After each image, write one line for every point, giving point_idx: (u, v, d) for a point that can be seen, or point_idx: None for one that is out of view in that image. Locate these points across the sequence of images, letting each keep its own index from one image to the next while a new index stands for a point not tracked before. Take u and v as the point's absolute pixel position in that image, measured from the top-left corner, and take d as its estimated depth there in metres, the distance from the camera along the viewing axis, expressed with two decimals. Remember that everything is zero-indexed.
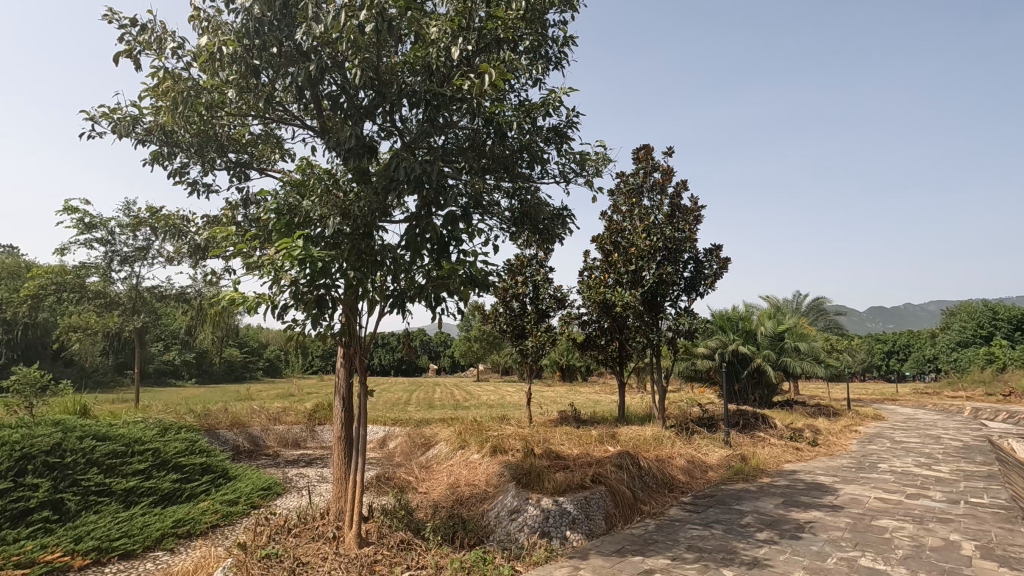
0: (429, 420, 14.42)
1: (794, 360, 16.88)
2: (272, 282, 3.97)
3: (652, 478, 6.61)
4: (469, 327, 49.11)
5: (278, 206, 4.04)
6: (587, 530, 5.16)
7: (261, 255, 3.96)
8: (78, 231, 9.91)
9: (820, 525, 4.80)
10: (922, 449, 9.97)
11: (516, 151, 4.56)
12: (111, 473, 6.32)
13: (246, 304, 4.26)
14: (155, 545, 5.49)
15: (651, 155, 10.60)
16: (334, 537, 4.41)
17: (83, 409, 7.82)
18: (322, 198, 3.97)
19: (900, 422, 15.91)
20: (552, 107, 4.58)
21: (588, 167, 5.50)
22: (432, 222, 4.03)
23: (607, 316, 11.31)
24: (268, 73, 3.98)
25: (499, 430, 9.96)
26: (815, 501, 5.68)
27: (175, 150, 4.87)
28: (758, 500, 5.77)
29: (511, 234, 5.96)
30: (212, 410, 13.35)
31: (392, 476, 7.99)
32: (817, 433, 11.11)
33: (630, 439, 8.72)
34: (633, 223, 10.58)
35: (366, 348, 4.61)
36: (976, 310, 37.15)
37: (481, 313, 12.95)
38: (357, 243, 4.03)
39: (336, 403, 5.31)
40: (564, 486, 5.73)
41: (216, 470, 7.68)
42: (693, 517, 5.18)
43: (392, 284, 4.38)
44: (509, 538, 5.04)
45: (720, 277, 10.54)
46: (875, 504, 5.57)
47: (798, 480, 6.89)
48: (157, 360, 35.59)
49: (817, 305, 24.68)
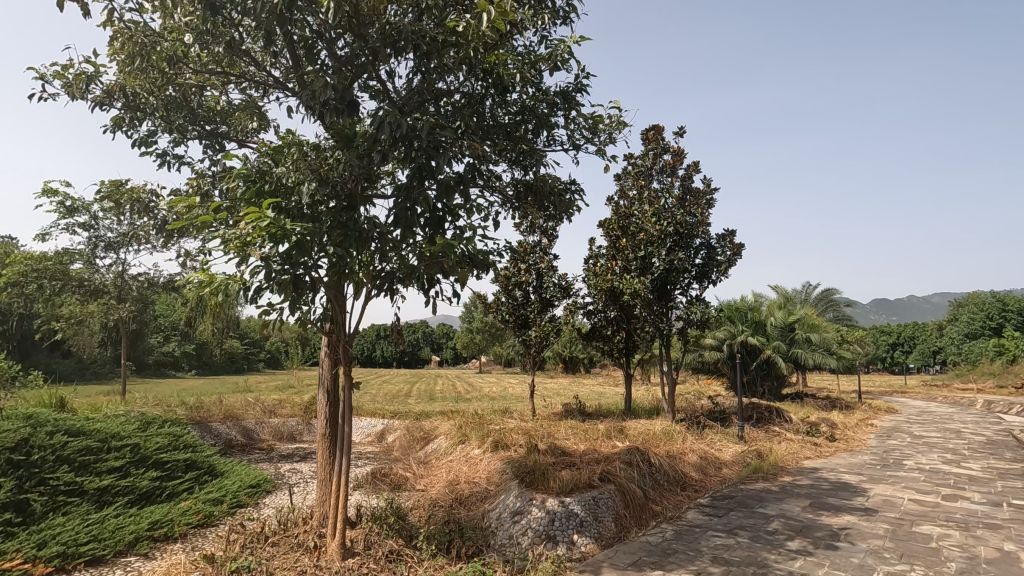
0: (429, 412, 14.08)
1: (805, 352, 16.34)
2: (240, 261, 3.49)
3: (662, 475, 6.18)
4: (471, 318, 48.72)
5: (248, 173, 3.54)
6: (596, 534, 4.73)
7: (226, 229, 3.45)
8: (59, 215, 9.42)
9: (857, 532, 4.32)
10: (946, 445, 9.48)
11: (518, 117, 4.05)
12: (84, 471, 5.88)
13: (217, 287, 3.80)
14: (128, 550, 5.08)
15: (661, 136, 10.05)
16: (315, 546, 3.95)
17: (61, 402, 7.39)
18: (297, 161, 3.46)
19: (916, 415, 15.38)
20: (561, 65, 4.05)
21: (599, 133, 4.94)
22: (424, 192, 3.52)
23: (615, 305, 10.86)
24: (231, 11, 3.44)
25: (500, 424, 9.52)
26: (845, 504, 5.20)
27: (139, 114, 4.37)
28: (783, 502, 5.29)
29: (515, 211, 5.45)
30: (205, 402, 12.95)
31: (389, 472, 7.57)
32: (834, 428, 10.59)
33: (639, 434, 8.24)
34: (643, 207, 10.06)
35: (351, 337, 4.11)
36: (986, 302, 36.50)
37: (482, 302, 12.45)
38: (340, 216, 3.55)
39: (320, 397, 4.83)
40: (570, 486, 5.25)
41: (202, 466, 7.26)
42: (713, 522, 4.71)
43: (381, 265, 3.90)
44: (510, 543, 4.63)
45: (733, 264, 10.01)
46: (912, 507, 5.10)
47: (822, 479, 6.40)
48: (158, 352, 35.34)
49: (827, 296, 24.13)
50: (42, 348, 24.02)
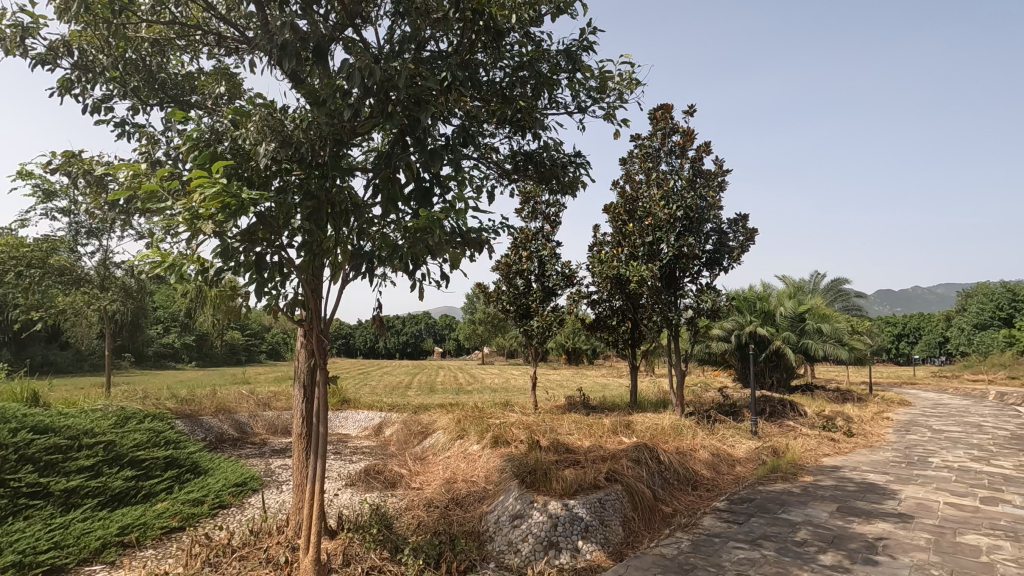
0: (428, 404, 13.70)
1: (815, 343, 15.88)
2: (193, 238, 3.02)
3: (672, 474, 5.76)
4: (473, 309, 48.31)
5: (200, 135, 3.07)
6: (602, 540, 4.32)
7: (173, 201, 2.96)
8: (37, 200, 8.95)
9: (896, 543, 3.87)
10: (969, 440, 9.00)
11: (515, 74, 3.58)
12: (50, 471, 5.46)
13: (173, 269, 3.33)
14: (94, 557, 4.64)
15: (670, 115, 9.52)
16: (286, 562, 3.56)
17: (34, 397, 6.98)
18: (257, 119, 2.99)
19: (930, 408, 14.90)
20: (565, 10, 3.58)
21: (609, 93, 4.42)
22: (406, 157, 3.03)
23: (621, 294, 10.40)
24: None
25: (501, 418, 9.06)
26: (876, 509, 4.74)
27: (89, 77, 3.88)
28: (808, 506, 4.83)
29: (514, 186, 4.99)
30: (197, 394, 12.55)
31: (383, 469, 7.14)
32: (849, 422, 10.12)
33: (646, 429, 7.79)
34: (651, 190, 9.59)
35: (327, 326, 3.67)
36: (995, 290, 35.90)
37: (483, 291, 11.97)
38: (311, 183, 3.06)
39: (296, 394, 4.39)
40: (574, 487, 4.81)
41: (183, 464, 6.85)
42: (734, 530, 4.25)
43: (363, 243, 3.41)
44: (510, 551, 4.22)
45: (746, 249, 9.51)
46: (950, 512, 4.65)
47: (847, 480, 5.92)
48: (158, 343, 35.10)
49: (836, 285, 23.61)
50: (40, 339, 23.89)
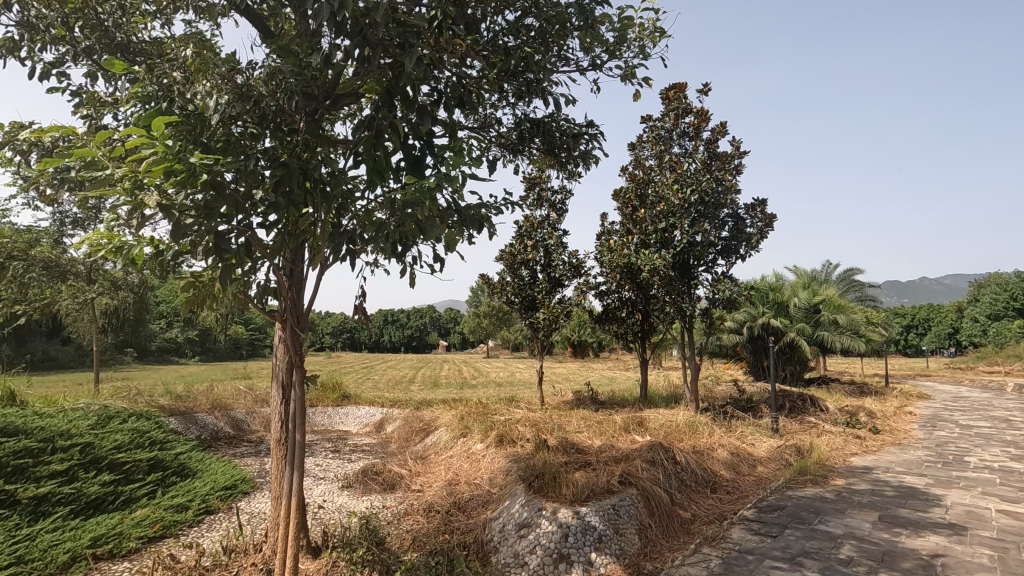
0: (433, 400, 13.28)
1: (831, 335, 15.34)
2: (142, 212, 2.57)
3: (689, 475, 5.30)
4: (478, 302, 48.06)
5: (150, 94, 2.64)
6: (618, 551, 3.86)
7: (111, 167, 2.48)
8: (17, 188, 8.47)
9: (956, 562, 3.41)
10: (1003, 437, 8.48)
11: (517, 21, 3.12)
12: (19, 476, 5.03)
13: (122, 251, 2.89)
14: (61, 573, 4.21)
15: (683, 94, 8.98)
16: None
17: (10, 397, 6.57)
18: (213, 71, 2.54)
19: (951, 401, 14.37)
20: None
21: (628, 45, 3.91)
22: (389, 115, 2.54)
23: (631, 284, 9.87)
24: None
25: (506, 414, 8.64)
26: (923, 518, 4.27)
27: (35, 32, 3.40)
28: (847, 515, 4.37)
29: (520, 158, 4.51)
30: (193, 390, 12.15)
31: (382, 470, 6.71)
32: (872, 417, 9.61)
33: (659, 427, 7.28)
34: (663, 174, 9.12)
35: (304, 317, 3.21)
36: (1010, 280, 35.09)
37: (486, 283, 11.47)
38: (277, 148, 2.58)
39: (274, 393, 3.96)
40: (586, 492, 4.35)
41: (168, 466, 6.45)
42: (769, 545, 3.79)
43: (345, 222, 2.93)
44: (516, 565, 3.77)
45: (764, 236, 9.00)
46: (1007, 522, 4.17)
47: (883, 483, 5.43)
48: (161, 338, 34.88)
49: (849, 276, 22.99)
50: (40, 334, 23.64)
